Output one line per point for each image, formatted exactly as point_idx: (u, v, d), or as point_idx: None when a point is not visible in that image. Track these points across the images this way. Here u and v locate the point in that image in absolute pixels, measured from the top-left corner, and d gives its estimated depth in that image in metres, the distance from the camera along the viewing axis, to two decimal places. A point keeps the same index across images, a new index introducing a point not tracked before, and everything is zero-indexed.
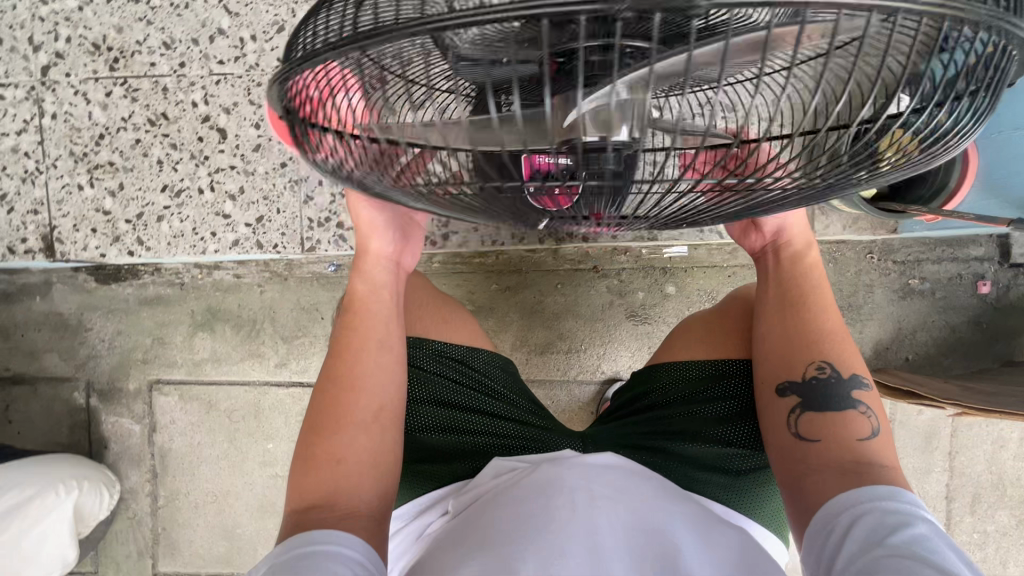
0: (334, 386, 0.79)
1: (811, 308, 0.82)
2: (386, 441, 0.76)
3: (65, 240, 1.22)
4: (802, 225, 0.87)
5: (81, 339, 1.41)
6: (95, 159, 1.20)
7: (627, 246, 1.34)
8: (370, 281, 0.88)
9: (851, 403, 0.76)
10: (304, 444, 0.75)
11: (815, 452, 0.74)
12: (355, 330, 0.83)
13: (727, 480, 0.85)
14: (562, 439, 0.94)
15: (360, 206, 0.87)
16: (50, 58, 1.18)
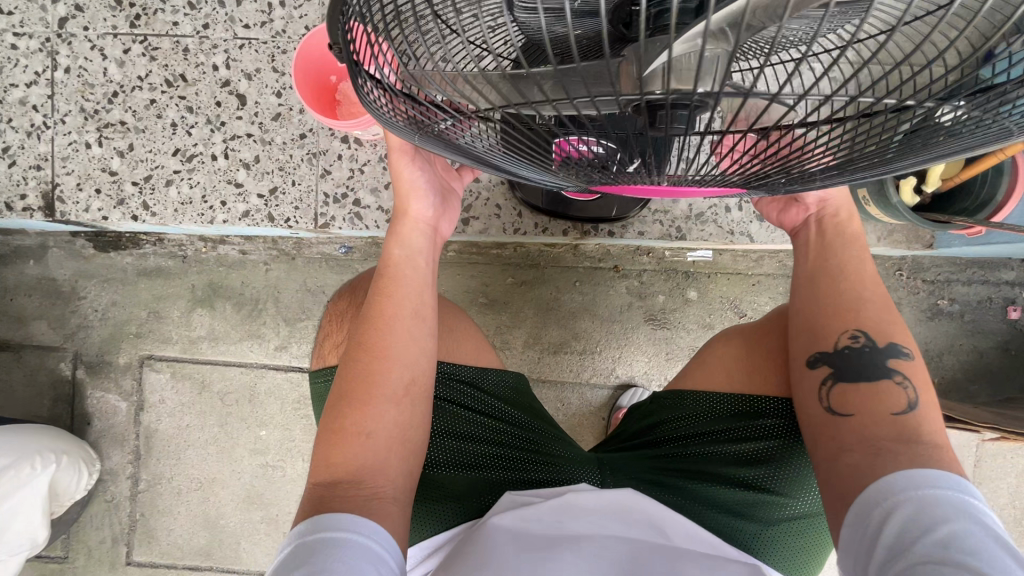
0: (362, 361, 0.75)
1: (850, 278, 0.77)
2: (415, 414, 0.75)
3: (67, 200, 1.16)
4: (847, 209, 0.82)
5: (73, 307, 1.34)
6: (106, 118, 1.15)
7: (650, 246, 1.30)
8: (407, 247, 0.84)
9: (886, 372, 0.70)
10: (329, 416, 0.73)
11: (852, 428, 0.68)
12: (391, 296, 0.79)
13: (759, 529, 0.76)
14: (579, 468, 0.83)
15: (404, 164, 0.83)
16: (69, 10, 1.14)
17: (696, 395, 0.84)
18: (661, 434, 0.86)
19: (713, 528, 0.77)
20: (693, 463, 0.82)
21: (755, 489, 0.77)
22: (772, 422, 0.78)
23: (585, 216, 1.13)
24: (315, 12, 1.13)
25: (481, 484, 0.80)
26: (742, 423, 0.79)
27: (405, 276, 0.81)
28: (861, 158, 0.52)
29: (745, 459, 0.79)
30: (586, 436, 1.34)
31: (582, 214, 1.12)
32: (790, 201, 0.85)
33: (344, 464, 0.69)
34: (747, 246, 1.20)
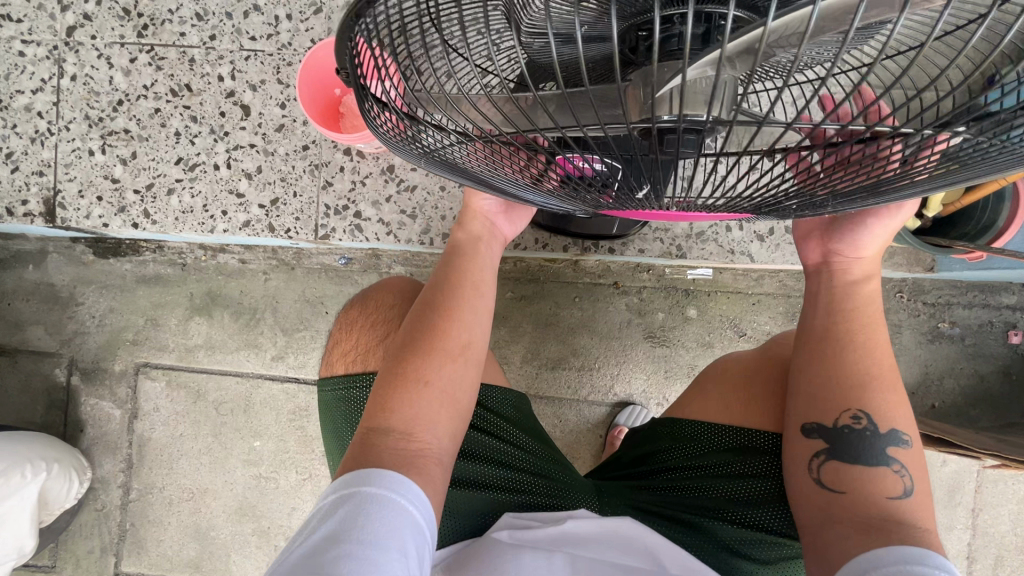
0: (429, 318, 0.79)
1: (861, 348, 0.74)
2: (468, 377, 0.77)
3: (68, 206, 1.17)
4: (876, 261, 0.79)
5: (70, 313, 1.34)
6: (110, 126, 1.15)
7: (650, 263, 1.29)
8: (469, 234, 0.90)
9: (884, 460, 0.69)
10: (391, 361, 0.76)
11: (840, 503, 0.68)
12: (463, 266, 0.86)
13: (756, 567, 0.75)
14: (575, 492, 0.81)
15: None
16: (77, 19, 1.15)
17: (697, 424, 0.83)
18: (661, 463, 0.85)
19: (709, 562, 0.75)
20: (694, 494, 0.80)
21: (754, 526, 0.76)
22: (775, 457, 0.77)
23: (586, 232, 1.13)
24: (321, 26, 1.14)
25: (479, 509, 0.78)
26: (743, 452, 0.78)
27: (478, 261, 0.87)
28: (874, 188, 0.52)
29: (744, 495, 0.77)
30: (583, 454, 1.33)
31: (582, 230, 1.13)
32: (815, 232, 0.83)
33: (399, 411, 0.71)
34: (747, 265, 1.20)
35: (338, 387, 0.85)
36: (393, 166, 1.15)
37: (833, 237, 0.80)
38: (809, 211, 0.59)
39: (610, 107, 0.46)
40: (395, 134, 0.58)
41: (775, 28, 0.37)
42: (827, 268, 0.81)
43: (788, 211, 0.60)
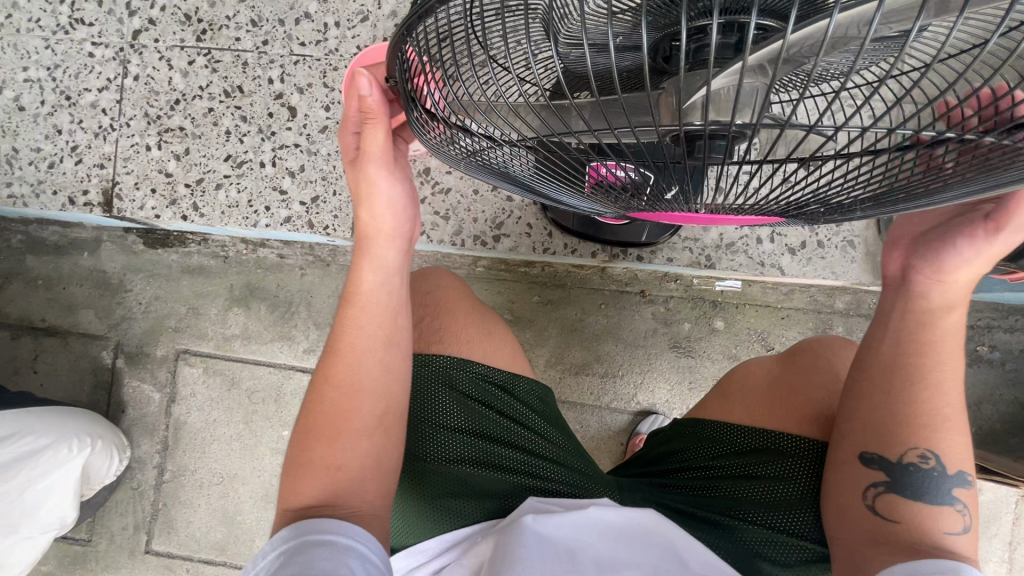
0: (328, 395, 0.71)
1: (934, 386, 0.68)
2: (390, 445, 0.70)
3: (124, 198, 1.24)
4: (966, 290, 0.69)
5: (119, 299, 1.41)
6: (166, 123, 1.22)
7: (678, 273, 1.29)
8: (377, 263, 0.76)
9: (948, 499, 0.67)
10: (295, 450, 0.70)
11: (892, 532, 0.66)
12: (353, 317, 0.74)
13: (776, 569, 0.74)
14: (596, 483, 0.83)
15: (376, 176, 0.72)
16: (143, 23, 1.23)
17: (716, 423, 0.83)
18: (681, 461, 0.85)
19: (732, 562, 0.75)
20: (715, 493, 0.80)
21: (776, 529, 0.75)
22: (801, 457, 0.76)
23: (616, 239, 1.14)
24: (366, 33, 1.19)
25: (502, 491, 0.79)
26: (768, 453, 0.77)
27: (374, 303, 0.75)
28: (900, 193, 0.52)
29: (762, 497, 0.77)
30: (603, 461, 1.33)
31: (613, 237, 1.14)
32: (904, 238, 0.73)
33: (309, 502, 0.65)
34: (776, 278, 1.19)
35: None
36: (429, 169, 1.19)
37: (923, 249, 0.69)
38: (836, 215, 0.59)
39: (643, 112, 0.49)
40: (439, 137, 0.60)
41: (794, 40, 0.40)
42: (903, 283, 0.72)
43: (814, 215, 0.61)
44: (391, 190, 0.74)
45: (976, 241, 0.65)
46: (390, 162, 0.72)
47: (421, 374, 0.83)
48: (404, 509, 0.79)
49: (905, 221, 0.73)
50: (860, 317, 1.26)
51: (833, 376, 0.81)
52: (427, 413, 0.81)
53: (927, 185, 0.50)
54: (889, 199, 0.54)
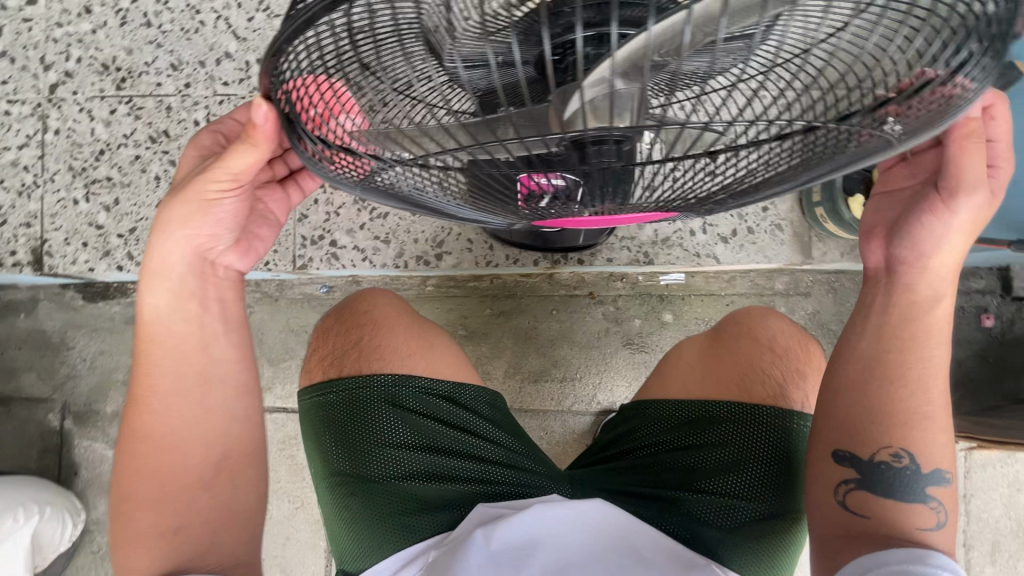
0: (145, 452, 0.73)
1: (917, 384, 0.70)
2: (220, 487, 0.74)
3: (55, 254, 1.21)
4: (948, 279, 0.69)
5: (62, 358, 1.37)
6: (93, 175, 1.20)
7: (623, 272, 1.32)
8: (180, 303, 0.74)
9: (921, 497, 0.69)
10: (117, 507, 0.72)
11: (863, 528, 0.69)
12: (158, 368, 0.75)
13: (720, 535, 0.74)
14: (546, 480, 0.83)
15: (209, 185, 0.67)
16: (59, 76, 1.21)
17: (659, 403, 0.85)
18: (628, 447, 0.86)
19: (676, 534, 0.75)
20: (662, 470, 0.81)
21: (720, 495, 0.76)
22: (731, 425, 0.78)
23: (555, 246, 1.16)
24: None
25: (450, 498, 0.79)
26: (699, 427, 0.80)
27: (178, 350, 0.75)
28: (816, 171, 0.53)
29: (706, 466, 0.78)
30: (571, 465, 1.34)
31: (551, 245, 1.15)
32: (878, 227, 0.71)
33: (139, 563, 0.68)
34: (714, 267, 1.23)
35: (314, 394, 0.84)
36: None
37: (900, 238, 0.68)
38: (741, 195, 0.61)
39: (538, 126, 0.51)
40: (352, 175, 0.60)
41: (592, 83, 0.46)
42: (890, 277, 0.71)
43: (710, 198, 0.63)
44: (218, 203, 0.70)
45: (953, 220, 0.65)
46: (233, 180, 0.67)
47: (361, 396, 0.81)
48: (354, 530, 0.79)
49: (873, 210, 0.73)
50: (799, 296, 1.30)
51: (759, 345, 0.83)
52: (370, 431, 0.80)
53: (851, 147, 0.48)
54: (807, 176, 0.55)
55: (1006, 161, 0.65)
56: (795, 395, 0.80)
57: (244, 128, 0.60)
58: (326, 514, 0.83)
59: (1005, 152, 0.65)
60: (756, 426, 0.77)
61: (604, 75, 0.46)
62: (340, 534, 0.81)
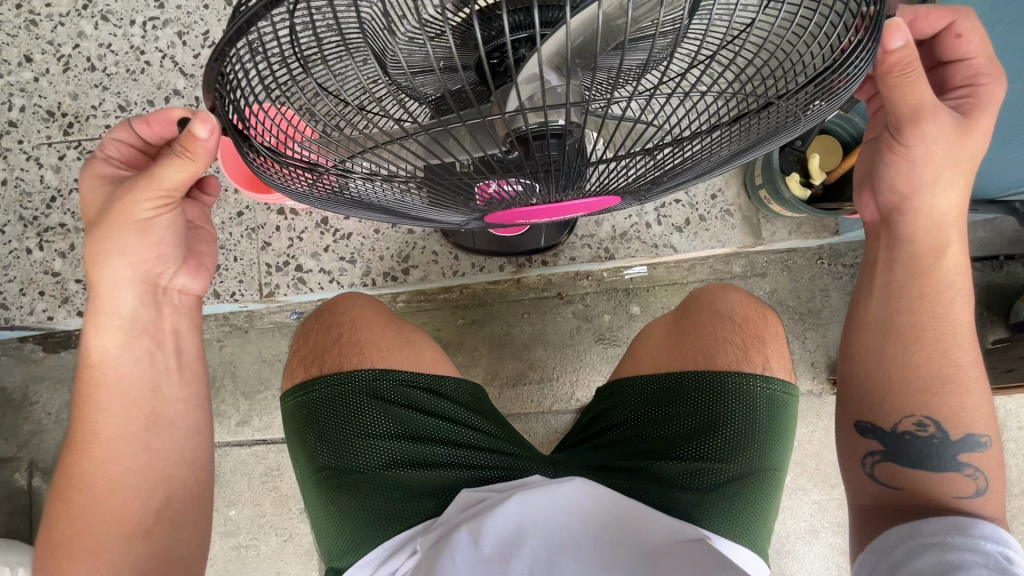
0: (82, 499, 0.70)
1: (935, 343, 0.73)
2: (164, 533, 0.73)
3: (10, 306, 1.18)
4: (948, 222, 0.73)
5: (25, 414, 1.32)
6: (45, 222, 1.19)
7: (588, 270, 1.36)
8: (120, 341, 0.74)
9: (955, 464, 0.71)
10: (47, 557, 0.70)
11: (895, 498, 0.73)
12: (100, 411, 0.72)
13: (697, 497, 0.77)
14: (530, 463, 0.85)
15: (139, 202, 0.67)
16: (3, 127, 1.19)
17: (635, 375, 0.88)
18: (612, 417, 0.88)
19: (654, 503, 0.78)
20: (643, 440, 0.83)
21: (694, 457, 0.79)
22: (701, 389, 0.81)
23: (519, 250, 1.19)
24: None
25: (440, 486, 0.80)
26: (671, 391, 0.83)
27: (121, 389, 0.73)
28: (750, 145, 0.58)
29: (681, 431, 0.81)
30: None
31: (515, 249, 1.19)
32: (866, 180, 0.78)
33: None
34: (673, 257, 1.28)
35: (293, 399, 0.84)
36: (326, 218, 1.21)
37: (884, 187, 0.74)
38: (681, 179, 0.65)
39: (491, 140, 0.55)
40: (315, 190, 0.63)
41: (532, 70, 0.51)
42: (886, 226, 0.77)
43: (656, 188, 0.67)
44: (155, 222, 0.70)
45: (939, 161, 0.68)
46: (166, 196, 0.68)
47: (345, 391, 0.81)
48: (343, 524, 0.79)
49: (864, 159, 0.78)
50: (756, 277, 1.36)
51: (720, 314, 0.87)
52: (353, 427, 0.80)
53: (783, 119, 0.54)
54: (743, 150, 0.60)
55: (992, 78, 0.67)
56: (757, 357, 0.83)
57: (181, 141, 0.60)
58: (312, 514, 0.83)
59: (989, 66, 0.67)
60: (726, 386, 0.80)
61: (535, 70, 0.51)
62: (326, 531, 0.81)
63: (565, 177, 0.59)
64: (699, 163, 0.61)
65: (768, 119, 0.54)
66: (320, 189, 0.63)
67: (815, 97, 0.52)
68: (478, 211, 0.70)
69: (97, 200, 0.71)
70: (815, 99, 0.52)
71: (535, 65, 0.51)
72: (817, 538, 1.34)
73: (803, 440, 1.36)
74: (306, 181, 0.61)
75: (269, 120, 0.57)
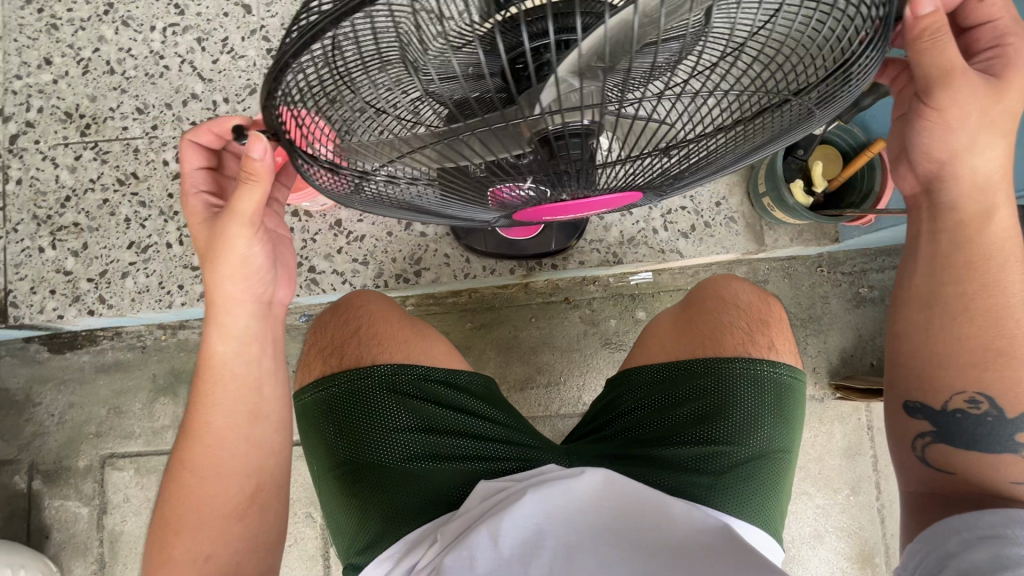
0: (193, 482, 0.75)
1: (986, 320, 0.74)
2: (260, 519, 0.77)
3: (21, 304, 1.18)
4: (993, 184, 0.74)
5: (27, 415, 1.31)
6: (59, 222, 1.19)
7: (594, 275, 1.38)
8: (230, 343, 0.78)
9: (1010, 446, 0.72)
10: (155, 532, 0.75)
11: (948, 483, 0.75)
12: (212, 403, 0.77)
13: (712, 480, 0.78)
14: (544, 450, 0.86)
15: (236, 236, 0.72)
16: (21, 127, 1.21)
17: (643, 367, 0.89)
18: (620, 407, 0.88)
19: (669, 489, 0.78)
20: (653, 429, 0.84)
21: (706, 443, 0.81)
22: (710, 378, 0.83)
23: (529, 253, 1.20)
24: (257, 104, 1.23)
25: (459, 476, 0.81)
26: (680, 381, 0.84)
27: (229, 383, 0.78)
28: (761, 142, 0.61)
29: (692, 419, 0.82)
30: None
31: (526, 253, 1.20)
32: (901, 154, 0.79)
33: None
34: (679, 262, 1.31)
35: (309, 394, 0.84)
36: (340, 221, 1.23)
37: (915, 155, 0.75)
38: (694, 177, 0.68)
39: (515, 140, 0.57)
40: (347, 186, 0.66)
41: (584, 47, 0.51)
42: (927, 196, 0.78)
43: (671, 184, 0.69)
44: (252, 251, 0.74)
45: (968, 128, 0.69)
46: (254, 224, 0.72)
47: (364, 384, 0.82)
48: (364, 512, 0.79)
49: (894, 137, 0.81)
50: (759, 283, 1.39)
51: (726, 301, 0.89)
52: (371, 418, 0.81)
53: (794, 115, 0.58)
54: (755, 148, 0.63)
55: (1018, 37, 0.68)
56: (763, 342, 0.85)
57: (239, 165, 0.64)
58: (332, 505, 0.82)
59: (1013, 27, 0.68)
60: (736, 373, 0.82)
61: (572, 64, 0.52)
62: (346, 523, 0.80)
63: (583, 174, 0.61)
64: (713, 161, 0.64)
65: (783, 114, 0.57)
66: (351, 184, 0.65)
67: (826, 94, 0.56)
68: (498, 208, 0.72)
69: (205, 234, 0.76)
70: (823, 98, 0.56)
71: (576, 61, 0.51)
72: (822, 543, 1.35)
73: (806, 444, 1.38)
74: (339, 177, 0.64)
75: (308, 117, 0.60)
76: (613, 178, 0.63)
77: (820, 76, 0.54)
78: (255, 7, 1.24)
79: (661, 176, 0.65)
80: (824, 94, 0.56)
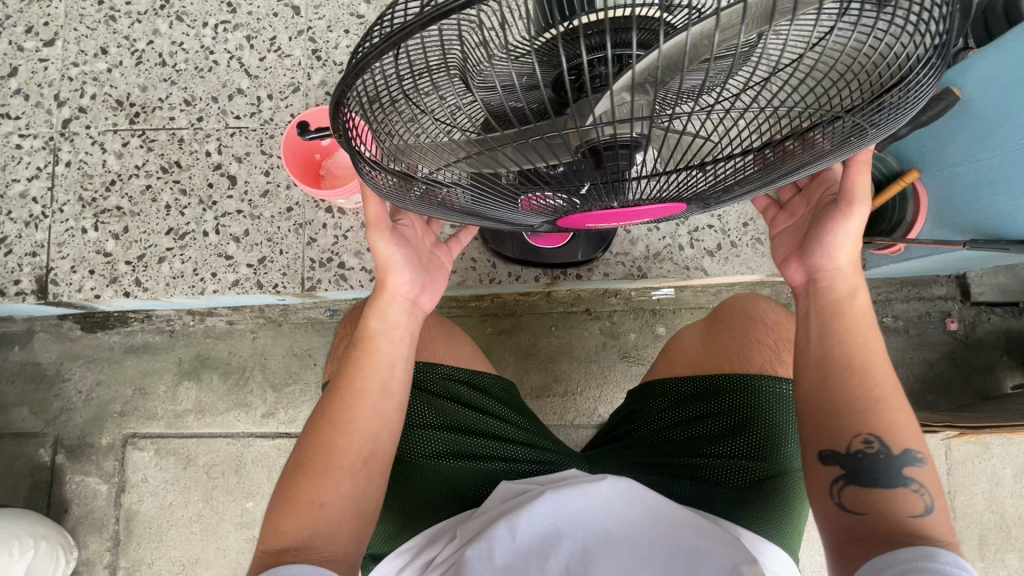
0: (328, 433, 0.73)
1: (868, 372, 0.72)
2: (373, 487, 0.72)
3: (60, 282, 1.22)
4: (851, 268, 0.77)
5: (56, 390, 1.34)
6: (103, 205, 1.23)
7: (617, 288, 1.39)
8: (383, 323, 0.80)
9: (900, 480, 0.68)
10: (285, 485, 0.71)
11: (866, 527, 0.67)
12: (358, 362, 0.77)
13: (736, 494, 0.78)
14: (564, 456, 0.87)
15: (378, 241, 0.79)
16: (74, 112, 1.26)
17: (666, 380, 0.90)
18: (642, 419, 0.90)
19: (688, 502, 0.79)
20: (674, 442, 0.85)
21: (728, 459, 0.81)
22: (734, 394, 0.83)
23: (553, 262, 1.22)
24: (299, 102, 1.26)
25: (480, 475, 0.82)
26: (704, 397, 0.85)
27: (377, 351, 0.78)
28: (808, 161, 0.62)
29: (714, 434, 0.83)
30: None
31: (550, 261, 1.22)
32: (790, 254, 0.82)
33: (290, 536, 0.66)
34: (703, 280, 1.32)
35: None
36: None
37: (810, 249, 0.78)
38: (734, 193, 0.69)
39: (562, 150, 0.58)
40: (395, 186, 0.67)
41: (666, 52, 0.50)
42: (813, 285, 0.79)
43: (711, 197, 0.70)
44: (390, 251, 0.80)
45: None
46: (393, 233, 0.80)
47: None
48: (388, 505, 0.81)
49: (783, 245, 0.85)
50: None
51: (751, 318, 0.89)
52: None
53: (841, 134, 0.58)
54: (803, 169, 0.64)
55: None
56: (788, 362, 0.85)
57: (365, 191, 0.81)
58: None
59: None
60: (762, 391, 0.82)
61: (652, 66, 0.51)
62: None
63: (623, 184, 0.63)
64: (756, 180, 0.64)
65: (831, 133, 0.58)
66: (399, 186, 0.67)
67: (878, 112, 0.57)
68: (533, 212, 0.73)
69: None
70: (873, 118, 0.57)
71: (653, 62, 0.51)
72: None
73: None
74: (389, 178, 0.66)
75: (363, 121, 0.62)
76: (649, 190, 0.65)
77: (871, 97, 0.55)
78: (303, 9, 1.28)
79: (702, 189, 0.66)
80: (876, 113, 0.56)
